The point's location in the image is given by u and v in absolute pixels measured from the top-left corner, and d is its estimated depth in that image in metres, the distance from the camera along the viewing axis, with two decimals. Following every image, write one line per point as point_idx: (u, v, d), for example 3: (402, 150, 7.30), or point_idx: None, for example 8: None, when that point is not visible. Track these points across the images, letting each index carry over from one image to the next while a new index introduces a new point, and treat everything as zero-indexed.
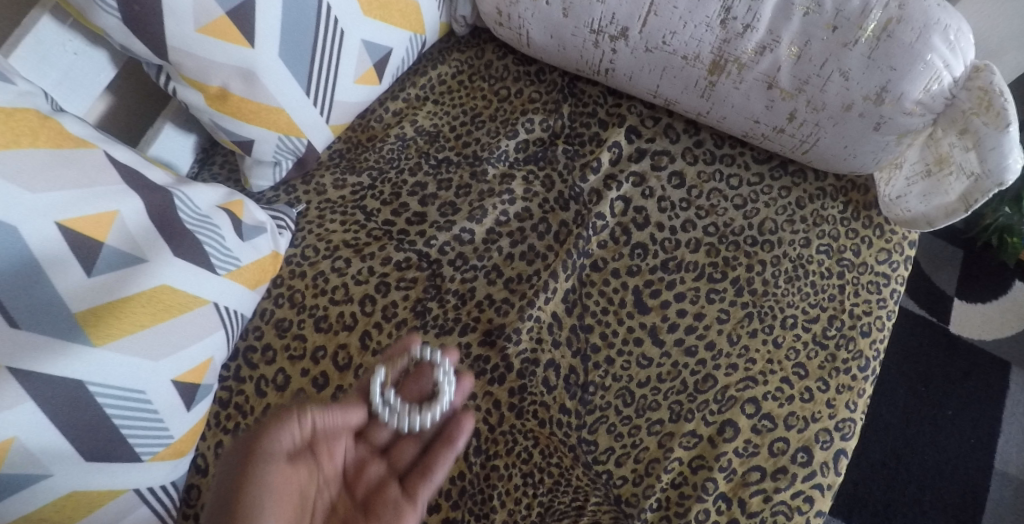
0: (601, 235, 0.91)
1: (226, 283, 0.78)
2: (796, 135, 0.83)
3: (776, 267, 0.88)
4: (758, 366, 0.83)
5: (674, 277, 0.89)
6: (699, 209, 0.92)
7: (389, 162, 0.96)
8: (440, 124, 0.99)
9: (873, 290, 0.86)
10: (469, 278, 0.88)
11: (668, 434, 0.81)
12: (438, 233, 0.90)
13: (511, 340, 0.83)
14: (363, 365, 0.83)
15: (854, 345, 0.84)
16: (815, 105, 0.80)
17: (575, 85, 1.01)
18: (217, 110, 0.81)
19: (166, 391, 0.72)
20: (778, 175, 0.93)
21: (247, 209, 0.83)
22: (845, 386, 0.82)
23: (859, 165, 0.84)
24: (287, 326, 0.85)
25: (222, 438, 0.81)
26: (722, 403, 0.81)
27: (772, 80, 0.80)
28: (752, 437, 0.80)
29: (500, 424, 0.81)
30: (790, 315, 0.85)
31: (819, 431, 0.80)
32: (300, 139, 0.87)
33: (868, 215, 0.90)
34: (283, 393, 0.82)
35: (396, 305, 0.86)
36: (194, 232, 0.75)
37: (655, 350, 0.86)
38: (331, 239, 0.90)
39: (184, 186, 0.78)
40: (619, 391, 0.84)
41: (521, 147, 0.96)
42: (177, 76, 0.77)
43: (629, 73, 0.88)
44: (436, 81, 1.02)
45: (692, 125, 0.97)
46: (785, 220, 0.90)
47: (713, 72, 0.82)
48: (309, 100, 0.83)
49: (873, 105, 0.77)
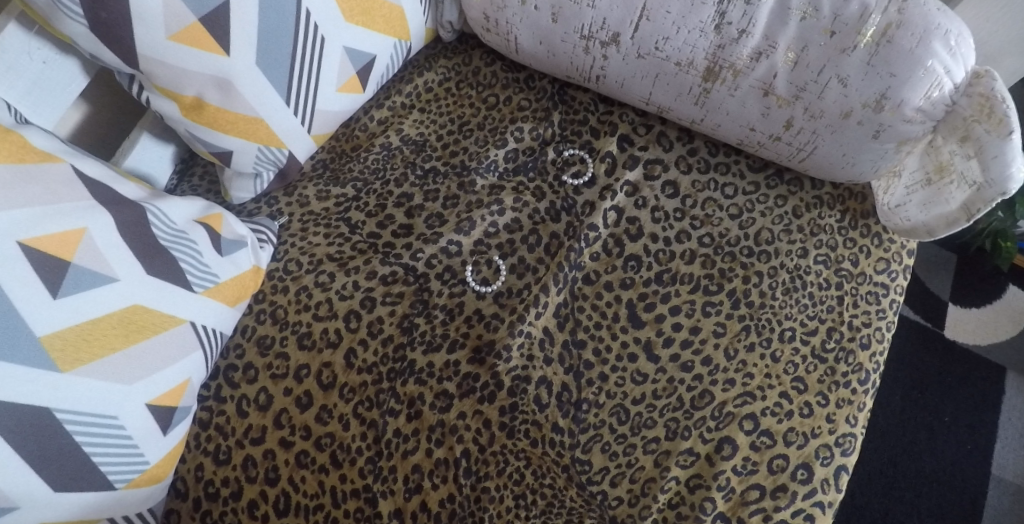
0: (593, 247, 0.88)
1: (203, 301, 0.75)
2: (793, 143, 0.81)
3: (773, 278, 0.85)
4: (756, 381, 0.80)
5: (669, 290, 0.86)
6: (694, 219, 0.89)
7: (374, 173, 0.93)
8: (426, 132, 0.96)
9: (872, 301, 0.84)
10: (457, 293, 0.86)
11: (665, 453, 0.78)
12: (424, 245, 0.87)
13: (501, 358, 0.81)
14: (348, 384, 0.81)
15: (854, 358, 0.81)
16: (813, 113, 0.77)
17: (566, 91, 0.98)
18: (193, 121, 0.78)
19: (138, 415, 0.69)
20: (774, 184, 0.91)
21: (227, 222, 0.80)
22: (845, 400, 0.80)
23: (856, 174, 0.81)
24: (269, 344, 0.83)
25: (203, 461, 0.80)
26: (719, 419, 0.79)
27: (768, 86, 0.78)
28: (750, 454, 0.77)
29: (490, 444, 0.79)
30: (788, 328, 0.83)
31: (819, 447, 0.77)
32: (281, 150, 0.83)
33: (866, 224, 0.88)
34: (265, 413, 0.80)
35: (381, 321, 0.84)
36: (170, 249, 0.73)
37: (650, 366, 0.83)
38: (314, 253, 0.87)
39: (158, 199, 0.75)
40: (614, 408, 0.81)
41: (511, 157, 0.94)
42: (149, 85, 0.74)
43: (620, 79, 0.85)
44: (422, 88, 0.99)
45: (686, 132, 0.94)
46: (782, 230, 0.88)
47: (707, 79, 0.80)
48: (289, 109, 0.80)
49: (872, 112, 0.75)
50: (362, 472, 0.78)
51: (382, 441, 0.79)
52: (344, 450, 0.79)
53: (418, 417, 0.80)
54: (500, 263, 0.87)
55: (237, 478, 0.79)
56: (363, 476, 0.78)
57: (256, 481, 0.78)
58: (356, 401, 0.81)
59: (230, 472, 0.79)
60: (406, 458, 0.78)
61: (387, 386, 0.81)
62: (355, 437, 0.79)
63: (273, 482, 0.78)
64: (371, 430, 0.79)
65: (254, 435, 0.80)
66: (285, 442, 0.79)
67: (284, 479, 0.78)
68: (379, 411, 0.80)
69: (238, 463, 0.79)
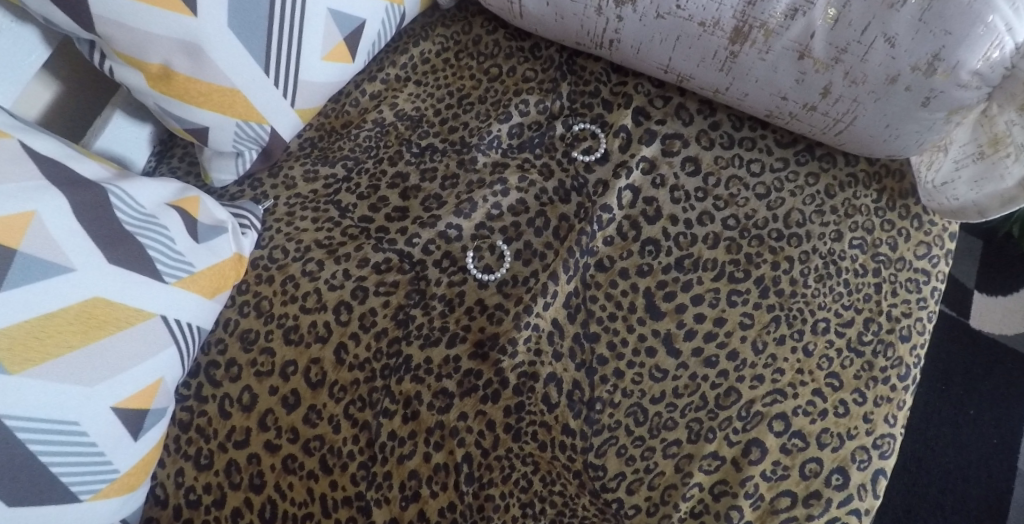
0: (607, 230, 0.81)
1: (176, 293, 0.68)
2: (829, 113, 0.73)
3: (805, 264, 0.77)
4: (787, 377, 0.73)
5: (690, 277, 0.78)
6: (717, 199, 0.81)
7: (366, 151, 0.85)
8: (422, 107, 0.88)
9: (913, 289, 0.76)
10: (457, 282, 0.78)
11: (687, 456, 0.71)
12: (420, 230, 0.80)
13: (506, 353, 0.74)
14: (339, 382, 0.74)
15: (893, 352, 0.74)
16: (853, 78, 0.69)
17: (575, 61, 0.90)
18: (162, 93, 0.70)
19: (102, 420, 0.62)
20: (804, 160, 0.83)
21: (204, 206, 0.73)
22: (884, 397, 0.72)
23: (898, 148, 0.73)
24: (253, 338, 0.76)
25: (184, 465, 0.73)
26: (747, 420, 0.71)
27: (804, 48, 0.70)
28: (781, 458, 0.70)
29: (494, 448, 0.72)
30: (821, 318, 0.75)
31: (856, 450, 0.70)
32: (262, 126, 0.76)
33: (904, 205, 0.80)
34: (249, 414, 0.73)
35: (374, 314, 0.76)
36: (136, 234, 0.65)
37: (670, 361, 0.75)
38: (301, 239, 0.80)
39: (125, 181, 0.68)
40: (630, 408, 0.74)
41: (515, 132, 0.86)
42: (111, 52, 0.67)
43: (636, 44, 0.77)
44: (418, 59, 0.91)
45: (707, 104, 0.86)
46: (814, 211, 0.80)
47: (734, 41, 0.72)
48: (268, 80, 0.73)
49: (922, 77, 0.66)
50: (354, 479, 0.71)
51: (376, 444, 0.72)
52: (335, 454, 0.72)
53: (415, 418, 0.73)
54: (504, 248, 0.79)
55: (220, 484, 0.72)
56: (356, 483, 0.71)
57: (239, 488, 0.72)
58: (348, 401, 0.73)
59: (212, 477, 0.72)
60: (402, 463, 0.71)
61: (381, 384, 0.74)
62: (347, 440, 0.72)
63: (258, 489, 0.71)
64: (364, 432, 0.72)
65: (238, 437, 0.73)
66: (271, 445, 0.72)
67: (270, 486, 0.71)
68: (372, 412, 0.73)
69: (221, 468, 0.72)
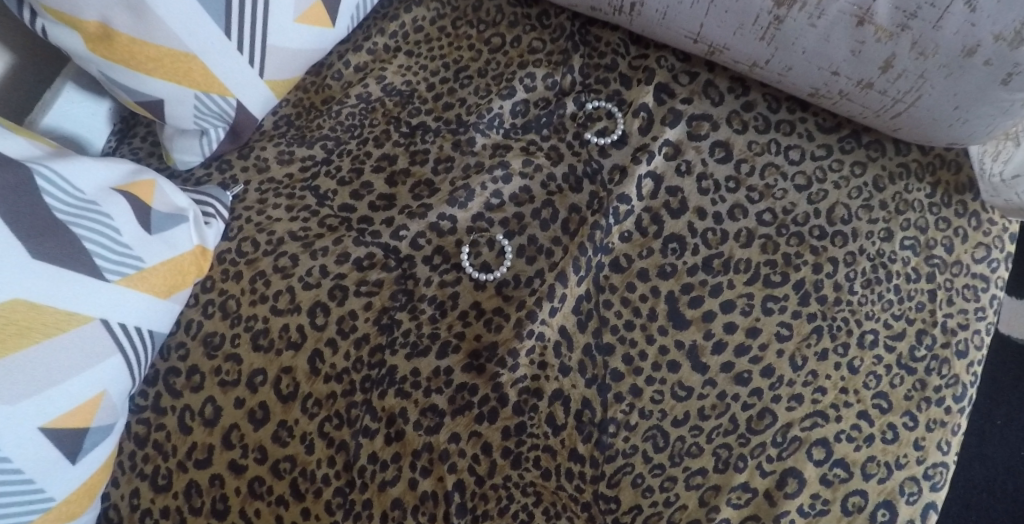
0: (624, 224, 0.71)
1: (120, 292, 0.58)
2: (887, 91, 0.63)
3: (851, 267, 0.67)
4: (829, 397, 0.63)
5: (719, 280, 0.68)
6: (750, 190, 0.71)
7: (348, 131, 0.75)
8: (414, 81, 0.78)
9: (971, 297, 0.66)
10: (450, 282, 0.69)
11: (714, 488, 0.61)
12: (409, 221, 0.70)
13: (505, 365, 0.64)
14: (313, 395, 0.64)
15: (949, 370, 0.64)
16: (920, 49, 0.59)
17: (588, 30, 0.79)
18: (104, 59, 0.60)
19: (30, 442, 0.52)
20: (849, 147, 0.72)
21: (159, 191, 0.63)
22: (937, 421, 0.62)
23: (964, 135, 0.64)
24: (218, 343, 0.66)
25: (139, 486, 0.64)
26: (783, 446, 0.62)
27: (863, 13, 0.59)
28: (821, 490, 0.60)
29: (490, 476, 0.62)
30: (869, 330, 0.65)
31: (905, 482, 0.60)
32: (226, 99, 0.66)
33: (961, 200, 0.70)
34: (212, 430, 0.64)
35: (355, 317, 0.66)
36: (70, 224, 0.56)
37: (694, 377, 0.65)
38: (273, 230, 0.70)
39: (61, 161, 0.58)
40: (649, 432, 0.64)
41: (519, 110, 0.76)
42: (42, 8, 0.57)
43: (662, 8, 0.67)
44: (410, 27, 0.80)
45: (740, 82, 0.75)
46: (861, 206, 0.70)
47: (780, 4, 0.62)
48: (232, 44, 0.63)
49: (1006, 48, 0.56)
50: (329, 507, 0.62)
51: (354, 468, 0.62)
52: (307, 478, 0.62)
53: (399, 438, 0.63)
54: (504, 243, 0.69)
55: (179, 508, 0.63)
56: (331, 512, 0.61)
57: (200, 514, 0.62)
58: (323, 418, 0.64)
59: (170, 501, 0.63)
60: (384, 490, 0.62)
61: (361, 399, 0.64)
62: (321, 463, 0.63)
63: (221, 516, 0.62)
64: (341, 454, 0.63)
65: (199, 456, 0.63)
66: (235, 466, 0.63)
67: (234, 512, 0.62)
68: (351, 431, 0.63)
69: (180, 491, 0.63)
